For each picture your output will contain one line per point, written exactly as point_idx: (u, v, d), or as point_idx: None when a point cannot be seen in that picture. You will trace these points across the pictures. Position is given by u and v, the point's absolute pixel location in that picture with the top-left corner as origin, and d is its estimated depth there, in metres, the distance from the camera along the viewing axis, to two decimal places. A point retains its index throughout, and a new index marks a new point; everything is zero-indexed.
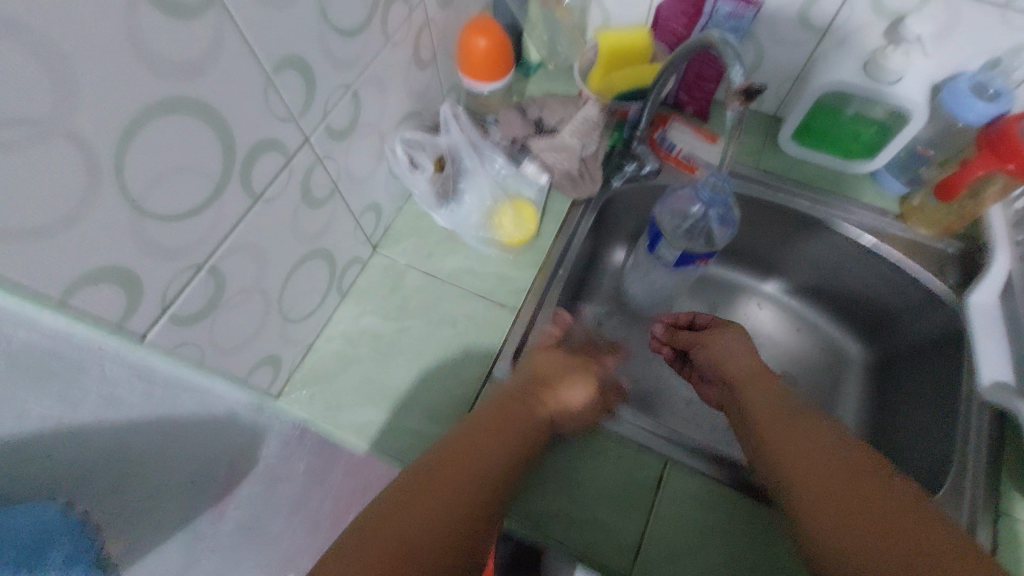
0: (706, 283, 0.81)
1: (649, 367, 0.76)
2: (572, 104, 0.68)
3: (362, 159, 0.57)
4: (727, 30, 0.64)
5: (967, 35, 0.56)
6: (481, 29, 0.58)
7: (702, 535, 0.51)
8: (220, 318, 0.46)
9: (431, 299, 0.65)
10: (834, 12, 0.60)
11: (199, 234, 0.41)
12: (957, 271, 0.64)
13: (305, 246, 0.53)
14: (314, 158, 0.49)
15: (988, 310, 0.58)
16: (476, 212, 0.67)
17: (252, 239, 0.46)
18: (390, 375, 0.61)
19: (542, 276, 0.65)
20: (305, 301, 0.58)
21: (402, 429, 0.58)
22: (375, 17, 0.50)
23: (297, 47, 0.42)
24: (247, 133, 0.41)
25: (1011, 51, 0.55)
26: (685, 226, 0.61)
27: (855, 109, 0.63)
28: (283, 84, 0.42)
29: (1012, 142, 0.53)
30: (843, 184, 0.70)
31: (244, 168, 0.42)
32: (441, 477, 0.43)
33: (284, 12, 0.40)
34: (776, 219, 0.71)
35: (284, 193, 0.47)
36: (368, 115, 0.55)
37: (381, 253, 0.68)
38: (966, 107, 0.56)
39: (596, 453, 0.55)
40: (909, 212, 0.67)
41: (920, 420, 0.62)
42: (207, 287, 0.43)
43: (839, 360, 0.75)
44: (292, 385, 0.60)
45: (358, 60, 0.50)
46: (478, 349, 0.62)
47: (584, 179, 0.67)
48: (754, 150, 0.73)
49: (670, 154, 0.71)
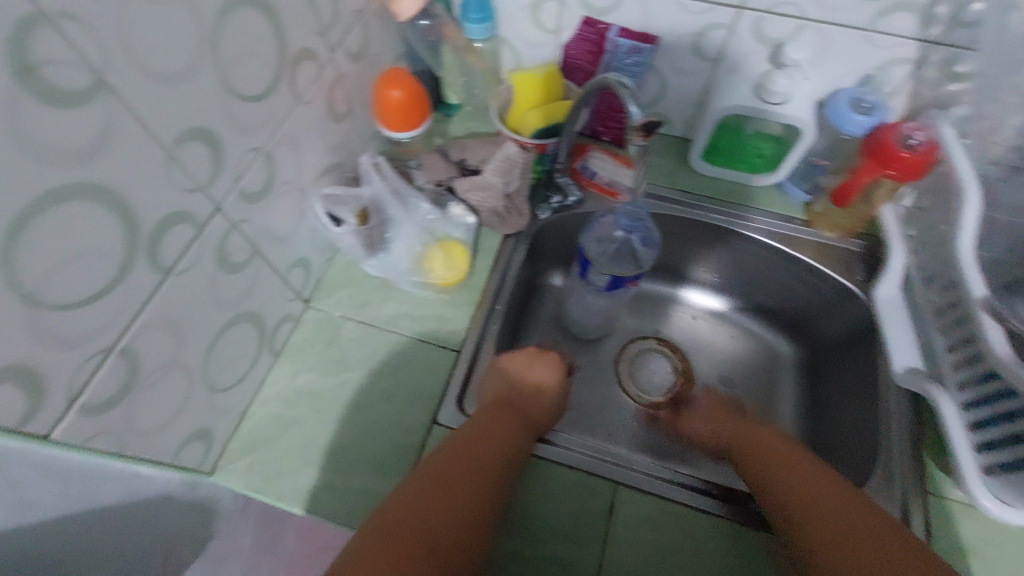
0: (643, 299, 0.85)
1: (598, 389, 0.78)
2: (492, 144, 0.70)
3: (283, 218, 0.56)
4: (631, 66, 0.68)
5: (841, 57, 0.60)
6: (394, 82, 0.60)
7: (655, 555, 0.53)
8: (138, 401, 0.44)
9: (369, 349, 0.64)
10: (723, 43, 0.64)
11: (106, 318, 0.39)
12: (863, 267, 0.69)
13: (228, 313, 0.52)
14: (229, 224, 0.48)
15: (895, 303, 0.61)
16: (406, 258, 0.65)
17: (167, 314, 0.44)
18: (333, 432, 0.59)
19: (480, 314, 0.66)
20: (234, 368, 0.56)
21: (349, 488, 0.56)
22: (283, 79, 0.50)
23: (199, 118, 0.42)
24: (151, 209, 0.40)
25: (879, 69, 0.60)
26: (611, 252, 0.64)
27: (754, 127, 0.69)
28: (188, 156, 0.42)
29: (888, 150, 0.57)
30: (752, 197, 0.75)
31: (152, 245, 0.41)
32: (440, 500, 0.46)
33: (181, 87, 0.39)
34: (697, 233, 0.76)
35: (200, 263, 0.46)
36: (285, 174, 0.54)
37: (314, 307, 0.66)
38: (846, 121, 0.61)
39: (547, 488, 0.56)
40: (814, 218, 0.72)
41: (848, 409, 0.67)
42: (119, 371, 0.41)
43: (772, 359, 0.80)
44: (227, 457, 0.57)
45: (268, 123, 0.49)
46: (422, 395, 0.61)
47: (511, 214, 0.69)
48: (670, 171, 0.77)
49: (592, 181, 0.74)
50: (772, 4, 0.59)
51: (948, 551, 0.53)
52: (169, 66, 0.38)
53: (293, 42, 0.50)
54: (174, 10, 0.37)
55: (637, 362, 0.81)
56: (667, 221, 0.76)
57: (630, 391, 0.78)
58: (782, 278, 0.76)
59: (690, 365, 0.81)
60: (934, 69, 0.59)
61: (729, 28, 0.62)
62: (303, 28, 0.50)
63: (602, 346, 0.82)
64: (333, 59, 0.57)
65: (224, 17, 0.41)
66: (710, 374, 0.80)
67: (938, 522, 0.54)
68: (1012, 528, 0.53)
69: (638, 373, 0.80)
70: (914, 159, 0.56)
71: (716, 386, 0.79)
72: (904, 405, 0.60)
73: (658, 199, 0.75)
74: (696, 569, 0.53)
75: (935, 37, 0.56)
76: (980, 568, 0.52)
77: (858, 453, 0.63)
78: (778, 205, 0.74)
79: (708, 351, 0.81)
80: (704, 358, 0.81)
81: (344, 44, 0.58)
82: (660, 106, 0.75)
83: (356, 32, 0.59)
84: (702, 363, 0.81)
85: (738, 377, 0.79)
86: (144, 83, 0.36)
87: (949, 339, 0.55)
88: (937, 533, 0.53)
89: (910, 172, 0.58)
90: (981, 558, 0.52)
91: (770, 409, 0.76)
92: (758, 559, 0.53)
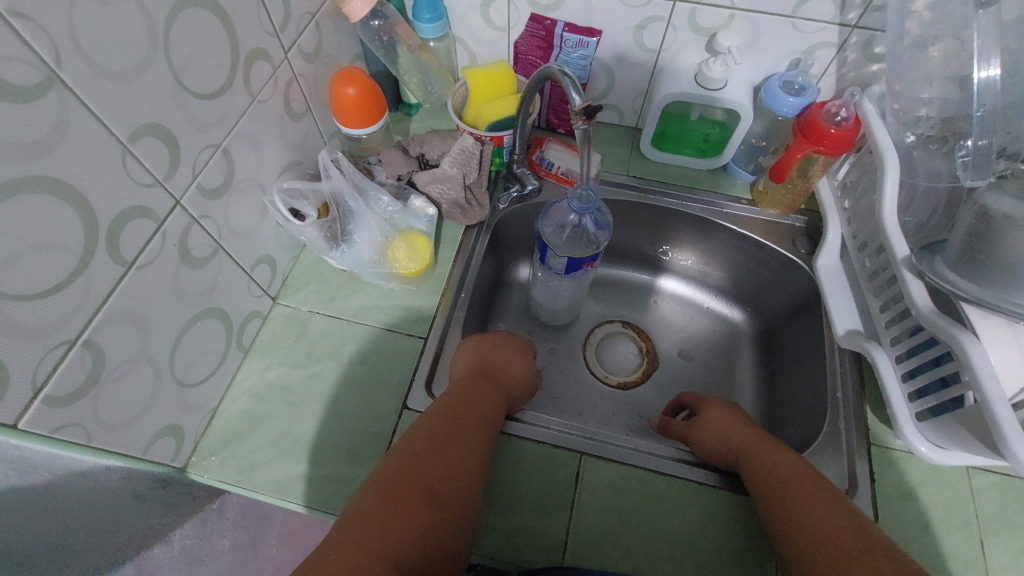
0: (607, 285, 0.88)
1: (566, 372, 0.80)
2: (451, 138, 0.72)
3: (244, 214, 0.57)
4: (578, 59, 0.71)
5: (771, 42, 0.66)
6: (349, 79, 0.61)
7: (621, 519, 0.56)
8: (104, 394, 0.45)
9: (338, 342, 0.65)
10: (662, 36, 0.68)
11: (67, 309, 0.40)
12: (806, 241, 0.74)
13: (193, 308, 0.53)
14: (189, 220, 0.50)
15: (834, 271, 0.66)
16: (368, 250, 0.67)
17: (130, 307, 0.45)
18: (304, 423, 0.60)
19: (445, 302, 0.69)
20: (201, 364, 0.56)
21: (322, 476, 0.57)
22: (237, 78, 0.51)
23: (154, 115, 0.43)
24: (109, 203, 0.41)
25: (806, 53, 0.65)
26: (567, 235, 0.67)
27: (698, 113, 0.73)
28: (143, 151, 0.43)
29: (819, 128, 0.61)
30: (702, 180, 0.79)
31: (111, 238, 0.42)
32: (437, 462, 0.49)
33: (133, 84, 0.41)
34: (652, 217, 0.80)
35: (160, 257, 0.47)
36: (244, 172, 0.56)
37: (282, 304, 0.68)
38: (781, 102, 0.65)
39: (514, 462, 0.58)
40: (759, 197, 0.76)
41: (800, 375, 0.71)
42: (84, 363, 0.42)
43: (731, 335, 0.83)
44: (200, 453, 0.58)
45: (224, 121, 0.51)
46: (391, 382, 0.63)
47: (471, 205, 0.72)
48: (623, 159, 0.80)
49: (550, 172, 0.77)
50: None
51: (891, 497, 0.56)
52: (120, 64, 0.39)
53: (245, 42, 0.51)
54: (123, 9, 0.38)
55: (603, 345, 0.84)
56: (623, 207, 0.79)
57: (597, 373, 0.81)
58: (734, 255, 0.80)
59: (654, 345, 0.84)
60: (853, 51, 0.64)
61: (667, 20, 0.66)
62: (255, 29, 0.52)
63: (569, 331, 0.85)
64: (287, 59, 0.58)
65: (173, 17, 0.43)
66: (672, 352, 0.83)
67: (881, 471, 0.57)
68: (948, 472, 0.57)
69: (604, 355, 0.83)
70: (841, 134, 0.60)
71: (678, 363, 0.82)
72: (848, 365, 0.64)
73: (613, 186, 0.78)
74: (658, 527, 0.55)
75: (852, 22, 0.60)
76: (920, 510, 0.56)
77: (810, 414, 0.66)
78: (725, 186, 0.78)
79: (670, 331, 0.85)
80: (667, 337, 0.84)
81: (298, 45, 0.60)
82: (610, 97, 0.79)
83: (309, 33, 0.61)
84: (666, 343, 0.84)
85: (699, 353, 0.82)
86: (96, 80, 0.38)
87: (882, 299, 0.59)
88: (880, 481, 0.57)
89: (839, 146, 0.62)
90: (921, 501, 0.56)
91: (730, 382, 0.79)
92: (716, 514, 0.56)
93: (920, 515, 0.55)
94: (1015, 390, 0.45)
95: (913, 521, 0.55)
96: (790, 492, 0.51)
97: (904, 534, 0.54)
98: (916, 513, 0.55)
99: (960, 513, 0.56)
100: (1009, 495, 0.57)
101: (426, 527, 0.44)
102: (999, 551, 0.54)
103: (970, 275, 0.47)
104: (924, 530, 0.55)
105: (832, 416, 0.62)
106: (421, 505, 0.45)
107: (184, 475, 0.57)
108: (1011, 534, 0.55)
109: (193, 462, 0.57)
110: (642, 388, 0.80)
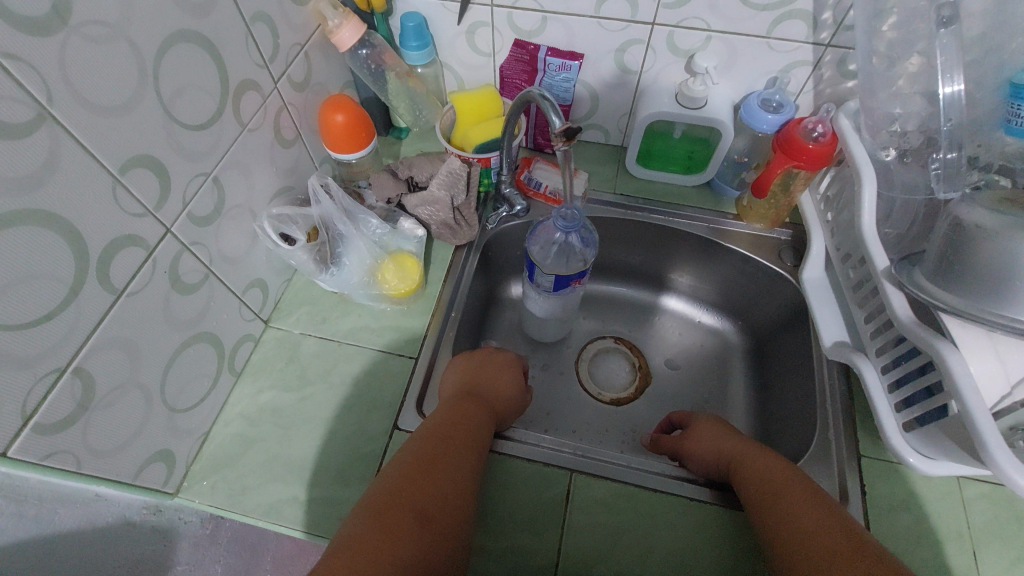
0: (599, 301, 0.89)
1: (558, 389, 0.81)
2: (439, 160, 0.74)
3: (235, 239, 0.58)
4: (562, 81, 0.73)
5: (748, 62, 0.68)
6: (338, 106, 0.63)
7: (612, 537, 0.55)
8: (94, 420, 0.45)
9: (330, 363, 0.66)
10: (643, 58, 0.70)
11: (56, 340, 0.41)
12: (792, 253, 0.75)
13: (184, 333, 0.53)
14: (179, 246, 0.51)
15: (819, 283, 0.66)
16: (358, 272, 0.67)
17: (121, 333, 0.46)
18: (295, 446, 0.60)
19: (435, 321, 0.69)
20: (193, 389, 0.57)
21: (313, 499, 0.57)
22: (226, 108, 0.53)
23: (144, 147, 0.44)
24: (100, 234, 0.42)
25: (783, 71, 0.67)
26: (553, 253, 0.67)
27: (681, 131, 0.76)
28: (133, 182, 0.44)
29: (797, 144, 0.63)
30: (688, 196, 0.80)
31: (101, 266, 0.43)
32: (426, 481, 0.49)
33: (124, 118, 0.42)
34: (641, 233, 0.81)
35: (151, 284, 0.48)
36: (234, 198, 0.57)
37: (274, 326, 0.68)
38: (760, 120, 0.67)
39: (505, 482, 0.58)
40: (744, 211, 0.77)
41: (790, 387, 0.71)
42: (74, 390, 0.43)
43: (723, 349, 0.84)
44: (191, 478, 0.58)
45: (214, 150, 0.52)
46: (383, 402, 0.63)
47: (461, 225, 0.73)
48: (610, 177, 0.82)
49: (538, 192, 0.78)
50: (680, 19, 0.64)
51: (884, 509, 0.56)
52: (111, 98, 0.41)
53: (235, 74, 0.53)
54: (114, 47, 0.40)
55: (596, 362, 0.84)
56: (611, 224, 0.80)
57: (590, 390, 0.81)
58: (722, 270, 0.81)
59: (646, 359, 0.84)
60: (828, 69, 0.66)
61: (647, 43, 0.68)
62: (244, 61, 0.54)
63: (561, 347, 0.85)
64: (276, 88, 0.60)
65: (164, 52, 0.45)
66: (665, 366, 0.83)
67: (873, 483, 0.57)
68: (939, 483, 0.57)
69: (597, 371, 0.83)
70: (820, 149, 0.62)
71: (670, 376, 0.82)
72: (836, 377, 0.65)
73: (601, 204, 0.80)
74: (651, 544, 0.55)
75: (826, 41, 0.63)
76: (913, 522, 0.55)
77: (800, 426, 0.67)
78: (711, 202, 0.79)
79: (661, 345, 0.85)
80: (658, 351, 0.85)
81: (288, 74, 0.62)
82: (595, 117, 0.81)
83: (298, 63, 0.63)
84: (657, 357, 0.85)
85: (691, 366, 0.83)
86: (87, 115, 0.39)
87: (866, 310, 0.59)
88: (872, 493, 0.57)
89: (818, 161, 0.63)
90: (913, 512, 0.56)
91: (722, 395, 0.79)
92: (708, 530, 0.56)
93: (913, 526, 0.55)
94: (996, 398, 0.46)
95: (905, 533, 0.55)
96: (780, 502, 0.51)
97: (897, 547, 0.54)
98: (909, 524, 0.55)
99: (954, 524, 0.55)
100: (1001, 504, 0.57)
101: (418, 544, 0.44)
102: (993, 562, 0.53)
103: (946, 286, 0.47)
104: (917, 542, 0.54)
105: (822, 428, 0.62)
106: (412, 524, 0.45)
107: (175, 500, 0.57)
108: (1006, 544, 0.54)
109: (184, 487, 0.58)
110: (634, 404, 0.80)
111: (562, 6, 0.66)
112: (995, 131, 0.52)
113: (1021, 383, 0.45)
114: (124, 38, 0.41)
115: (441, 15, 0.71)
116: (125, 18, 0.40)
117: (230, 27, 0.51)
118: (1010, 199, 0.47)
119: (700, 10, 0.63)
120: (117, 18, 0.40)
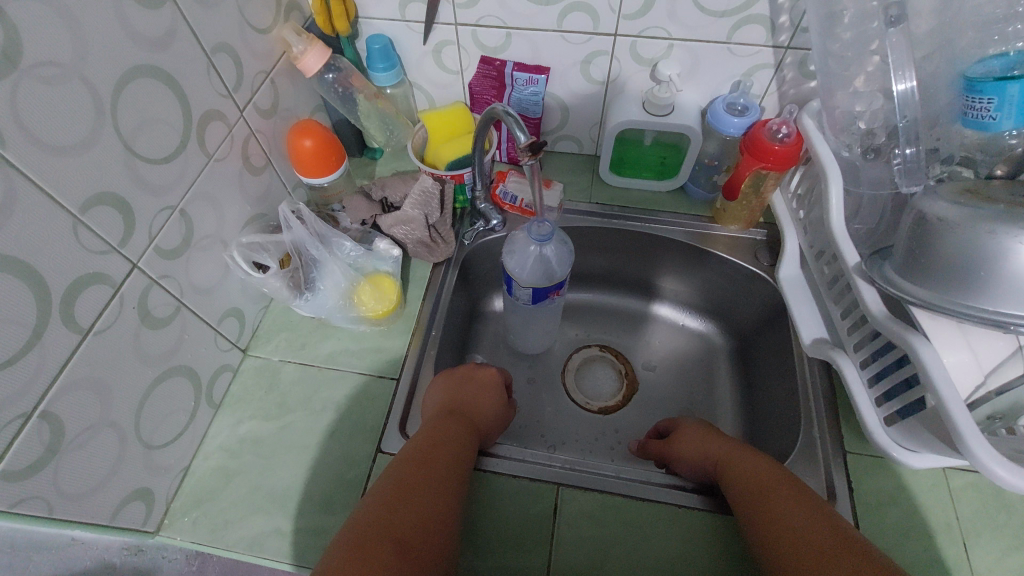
0: (580, 309, 0.89)
1: (544, 400, 0.80)
2: (411, 179, 0.73)
3: (205, 269, 0.58)
4: (530, 96, 0.73)
5: (710, 67, 0.69)
6: (306, 132, 0.63)
7: (602, 549, 0.55)
8: (64, 464, 0.44)
9: (310, 389, 0.65)
10: (608, 69, 0.71)
11: (21, 383, 0.40)
12: (768, 252, 0.75)
13: (156, 367, 0.53)
14: (148, 280, 0.50)
15: (795, 281, 0.66)
16: (334, 295, 0.67)
17: (90, 373, 0.45)
18: (276, 476, 0.59)
19: (416, 341, 0.69)
20: (169, 425, 0.56)
21: (298, 529, 0.56)
22: (190, 140, 0.53)
23: (106, 185, 0.44)
24: (59, 274, 0.42)
25: (745, 75, 0.69)
26: (529, 266, 0.66)
27: (651, 138, 0.77)
28: (95, 221, 0.44)
29: (762, 145, 0.64)
30: (661, 201, 0.81)
31: (65, 307, 0.42)
32: (407, 508, 0.48)
33: (82, 156, 0.42)
34: (618, 239, 0.81)
35: (119, 320, 0.48)
36: (204, 229, 0.57)
37: (253, 355, 0.68)
38: (726, 123, 0.68)
39: (491, 500, 0.58)
40: (718, 214, 0.78)
41: (775, 385, 0.71)
42: (41, 434, 0.42)
43: (707, 350, 0.84)
44: (173, 515, 0.57)
45: (180, 182, 0.52)
46: (365, 426, 0.62)
47: (437, 243, 0.73)
48: (584, 187, 0.82)
49: (513, 205, 0.79)
50: (641, 29, 0.65)
51: (872, 505, 0.56)
52: (66, 138, 0.40)
53: (198, 105, 0.53)
54: (68, 87, 0.40)
55: (582, 371, 0.84)
56: (590, 232, 0.81)
57: (577, 400, 0.81)
58: (701, 272, 0.81)
59: (631, 365, 0.84)
60: (790, 70, 0.67)
61: (611, 54, 0.69)
62: (207, 93, 0.54)
63: (547, 359, 0.85)
64: (243, 117, 0.60)
65: (121, 88, 0.44)
66: (648, 371, 0.83)
67: (859, 479, 0.57)
68: (926, 475, 0.57)
69: (583, 381, 0.83)
70: (785, 151, 0.63)
71: (657, 381, 0.82)
72: (818, 374, 0.65)
73: (577, 214, 0.80)
74: (640, 555, 0.55)
75: (784, 43, 0.64)
76: (901, 516, 0.55)
77: (785, 425, 0.67)
78: (685, 206, 0.80)
79: (645, 350, 0.86)
80: (644, 356, 0.85)
81: (254, 102, 0.62)
82: (566, 128, 0.82)
83: (264, 90, 0.63)
84: (642, 362, 0.85)
85: (676, 370, 0.83)
86: (41, 156, 0.39)
87: (842, 306, 0.59)
88: (859, 489, 0.57)
89: (785, 162, 0.64)
90: (901, 507, 0.56)
91: (709, 397, 0.79)
92: (699, 536, 0.55)
93: (901, 521, 0.55)
94: (971, 390, 0.47)
95: (894, 528, 0.55)
96: (767, 501, 0.51)
97: (887, 543, 0.54)
98: (896, 519, 0.55)
99: (942, 516, 0.55)
100: (988, 494, 0.56)
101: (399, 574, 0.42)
102: (983, 553, 0.53)
103: (917, 278, 0.45)
104: (906, 537, 0.54)
105: (807, 427, 0.62)
106: (392, 553, 0.44)
107: (156, 538, 0.56)
108: (995, 533, 0.54)
109: (165, 525, 0.56)
110: (622, 411, 0.80)
111: (525, 22, 0.67)
112: (952, 123, 0.53)
113: (993, 372, 0.46)
114: (78, 76, 0.41)
115: (407, 36, 0.72)
116: (79, 57, 0.40)
117: (191, 60, 0.51)
118: (968, 190, 0.48)
119: (661, 20, 0.64)
120: (70, 58, 0.40)
